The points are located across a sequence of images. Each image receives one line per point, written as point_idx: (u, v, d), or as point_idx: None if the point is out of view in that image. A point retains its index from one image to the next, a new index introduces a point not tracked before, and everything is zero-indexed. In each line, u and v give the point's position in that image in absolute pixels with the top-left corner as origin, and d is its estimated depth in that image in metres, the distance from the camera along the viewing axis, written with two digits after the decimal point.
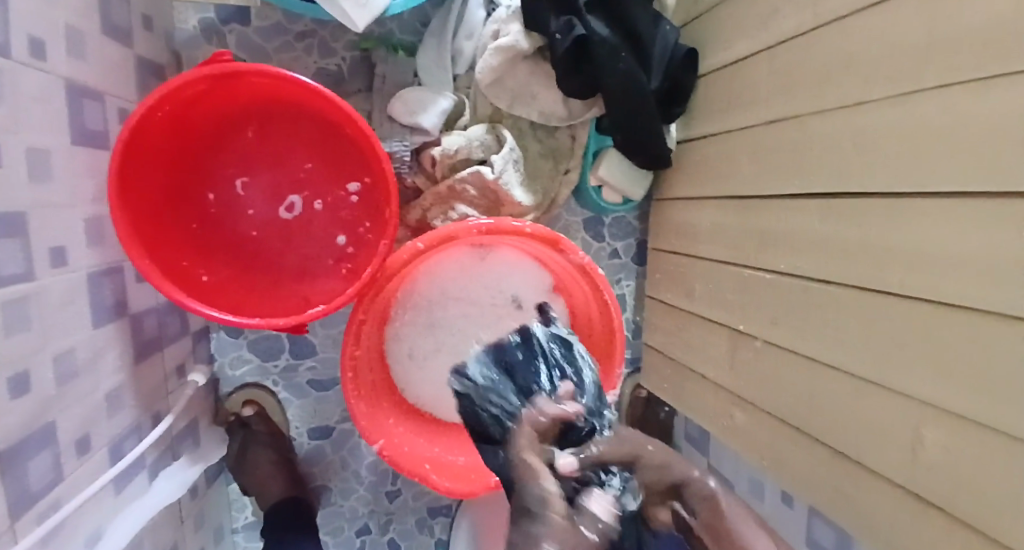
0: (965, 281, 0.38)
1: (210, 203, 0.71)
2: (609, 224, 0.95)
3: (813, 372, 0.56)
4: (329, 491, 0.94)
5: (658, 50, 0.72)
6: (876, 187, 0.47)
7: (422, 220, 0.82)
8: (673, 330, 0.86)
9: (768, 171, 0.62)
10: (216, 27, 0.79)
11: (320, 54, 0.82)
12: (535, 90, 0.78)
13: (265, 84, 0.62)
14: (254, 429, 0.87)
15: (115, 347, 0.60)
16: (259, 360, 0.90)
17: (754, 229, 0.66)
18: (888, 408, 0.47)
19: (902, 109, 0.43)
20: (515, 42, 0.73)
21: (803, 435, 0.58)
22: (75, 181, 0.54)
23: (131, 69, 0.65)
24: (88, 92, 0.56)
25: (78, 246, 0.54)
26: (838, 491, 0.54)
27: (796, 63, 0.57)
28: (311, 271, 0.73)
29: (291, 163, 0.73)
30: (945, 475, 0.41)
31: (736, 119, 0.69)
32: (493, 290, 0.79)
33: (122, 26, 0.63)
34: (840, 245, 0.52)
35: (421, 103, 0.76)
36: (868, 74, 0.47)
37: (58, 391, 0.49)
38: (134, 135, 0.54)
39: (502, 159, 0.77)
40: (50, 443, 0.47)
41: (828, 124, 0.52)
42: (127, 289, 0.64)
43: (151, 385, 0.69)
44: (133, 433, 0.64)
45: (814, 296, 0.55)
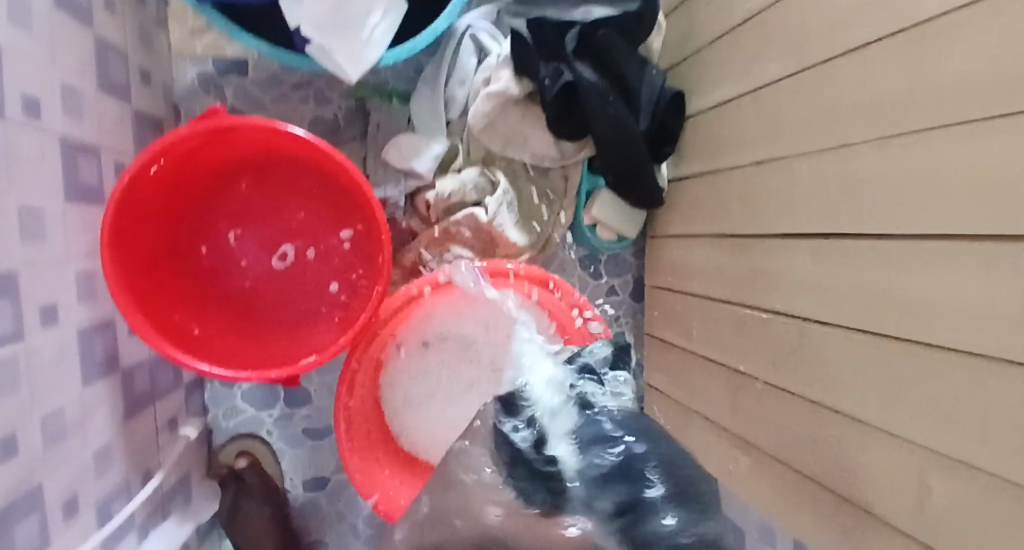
0: (961, 327, 0.37)
1: (203, 256, 0.71)
2: (604, 261, 0.95)
3: (816, 416, 0.55)
4: (325, 543, 0.90)
5: (645, 95, 0.75)
6: (866, 229, 0.46)
7: (418, 262, 0.81)
8: (673, 369, 0.85)
9: (759, 210, 0.63)
10: (215, 80, 0.82)
11: (317, 104, 0.85)
12: (527, 133, 0.79)
13: (259, 137, 0.63)
14: (246, 481, 0.84)
15: (104, 405, 0.59)
16: (254, 410, 0.88)
17: (748, 268, 0.65)
18: (893, 455, 0.45)
19: (884, 153, 0.44)
20: (505, 88, 0.75)
21: (809, 481, 0.56)
22: (67, 237, 0.54)
23: (128, 123, 0.67)
24: (84, 149, 0.57)
25: (68, 302, 0.54)
26: (849, 542, 0.52)
27: (780, 106, 0.58)
28: (304, 320, 0.73)
29: (284, 214, 0.74)
30: (955, 528, 0.39)
31: (725, 158, 0.70)
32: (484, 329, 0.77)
33: (119, 83, 0.65)
34: (835, 287, 0.51)
35: (415, 150, 0.77)
36: (850, 119, 0.48)
37: (46, 453, 0.48)
38: (128, 190, 0.55)
39: (496, 202, 0.78)
40: (37, 508, 0.46)
41: (815, 166, 0.53)
42: (119, 344, 0.64)
43: (141, 440, 0.67)
44: (122, 492, 0.62)
45: (811, 337, 0.55)
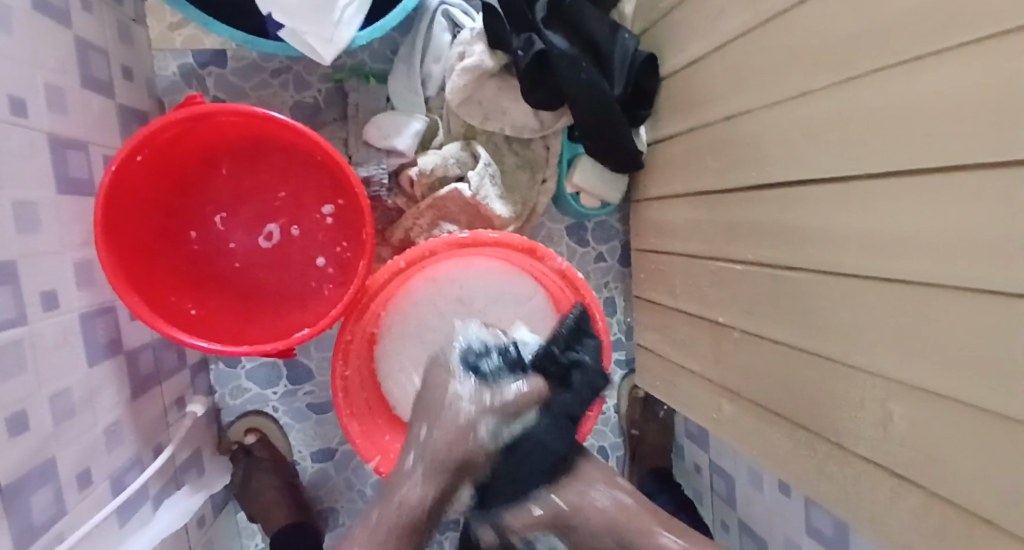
0: (914, 256, 0.40)
1: (193, 241, 0.74)
2: (591, 228, 0.97)
3: (789, 358, 0.57)
4: (337, 512, 0.95)
5: (618, 58, 0.75)
6: (831, 171, 0.48)
7: (406, 238, 0.84)
8: (659, 329, 0.87)
9: (732, 165, 0.64)
10: (195, 71, 0.83)
11: (297, 88, 0.86)
12: (504, 105, 0.80)
13: (237, 120, 0.65)
14: (256, 455, 0.89)
15: (110, 386, 0.62)
16: (259, 388, 0.92)
17: (722, 222, 0.67)
18: (857, 387, 0.48)
19: (844, 96, 0.45)
20: (479, 61, 0.76)
21: (785, 421, 0.59)
22: (62, 229, 0.57)
23: (114, 116, 0.69)
24: (71, 143, 0.59)
25: (69, 291, 0.57)
26: (824, 475, 0.54)
27: (744, 60, 0.59)
28: (294, 295, 0.76)
29: (266, 195, 0.77)
30: (915, 449, 0.42)
31: (697, 116, 0.71)
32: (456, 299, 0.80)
33: (101, 78, 0.66)
34: (801, 232, 0.53)
35: (394, 127, 0.79)
36: (809, 65, 0.49)
37: (56, 429, 0.51)
38: (115, 180, 0.57)
39: (478, 175, 0.80)
40: (52, 479, 0.49)
41: (779, 116, 0.54)
42: (121, 329, 0.67)
43: (149, 420, 0.71)
44: (136, 465, 0.66)
45: (781, 284, 0.57)
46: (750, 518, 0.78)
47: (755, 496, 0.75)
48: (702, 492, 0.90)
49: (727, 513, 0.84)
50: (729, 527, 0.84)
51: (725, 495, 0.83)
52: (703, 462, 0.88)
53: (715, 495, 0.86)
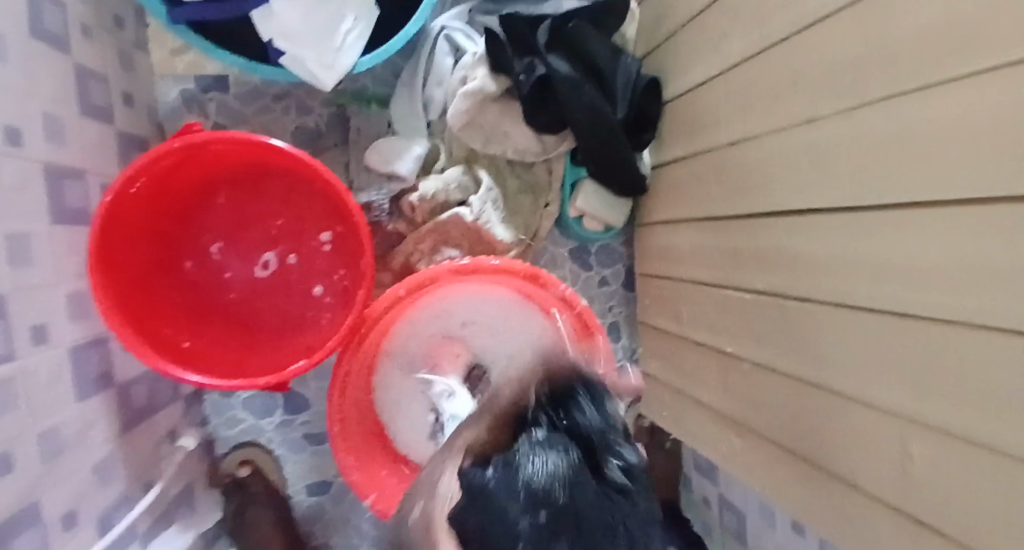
0: (930, 292, 0.38)
1: (189, 270, 0.73)
2: (594, 252, 0.95)
3: (801, 393, 0.55)
4: (332, 547, 0.92)
5: (620, 80, 0.75)
6: (839, 201, 0.46)
7: (406, 265, 0.82)
8: (666, 355, 0.85)
9: (737, 191, 0.63)
10: (197, 97, 0.83)
11: (298, 113, 0.86)
12: (506, 129, 0.80)
13: (236, 148, 0.65)
14: (251, 489, 0.86)
15: (100, 421, 0.61)
16: (254, 418, 0.90)
17: (729, 248, 0.66)
18: (875, 427, 0.46)
19: (852, 122, 0.44)
20: (482, 85, 0.75)
21: (800, 460, 0.57)
22: (55, 260, 0.56)
23: (113, 143, 0.69)
24: (68, 172, 0.58)
25: (60, 323, 0.56)
26: (840, 519, 0.52)
27: (749, 84, 0.58)
28: (291, 324, 0.75)
29: (262, 223, 0.76)
30: (935, 498, 0.40)
31: (701, 140, 0.70)
32: (456, 328, 0.79)
33: (101, 106, 0.66)
34: (811, 262, 0.51)
35: (395, 152, 0.78)
36: (816, 91, 0.48)
37: (43, 469, 0.50)
38: (110, 209, 0.57)
39: (480, 200, 0.79)
40: (37, 521, 0.48)
41: (786, 142, 0.53)
42: (113, 360, 0.65)
43: (140, 454, 0.69)
44: (123, 502, 0.64)
45: (792, 315, 0.55)
46: None
47: (767, 533, 0.72)
48: (712, 526, 0.87)
49: None
50: None
51: (736, 530, 0.80)
52: (712, 495, 0.85)
53: (725, 529, 0.83)
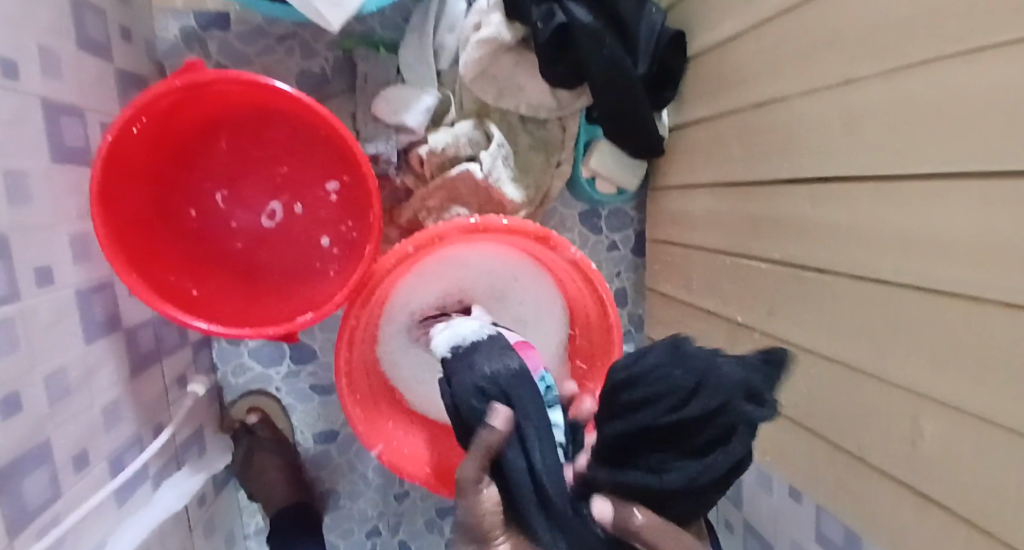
0: (956, 267, 0.36)
1: (192, 218, 0.72)
2: (605, 215, 0.93)
3: (812, 364, 0.54)
4: (337, 493, 0.95)
5: (644, 33, 0.71)
6: (870, 171, 0.44)
7: (414, 220, 0.81)
8: (672, 321, 0.85)
9: (760, 155, 0.60)
10: (197, 34, 0.79)
11: (303, 56, 0.82)
12: (521, 81, 0.76)
13: (240, 90, 0.62)
14: (258, 435, 0.88)
15: (109, 364, 0.61)
16: (261, 367, 0.91)
17: (747, 215, 0.64)
18: (887, 400, 0.45)
19: (891, 85, 0.41)
20: (497, 33, 0.71)
21: (807, 431, 0.57)
22: (56, 202, 0.54)
23: (112, 82, 0.66)
24: (67, 110, 0.56)
25: (64, 265, 0.55)
26: (843, 486, 0.52)
27: (780, 42, 0.55)
28: (298, 276, 0.74)
29: (268, 169, 0.74)
30: (944, 472, 0.40)
31: (723, 101, 0.67)
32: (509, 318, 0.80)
33: (97, 42, 0.63)
34: (833, 233, 0.50)
35: (404, 103, 0.75)
36: (855, 49, 0.44)
37: (51, 410, 0.50)
38: (111, 151, 0.54)
39: (490, 156, 0.76)
40: (47, 460, 0.48)
41: (818, 105, 0.50)
42: (120, 305, 0.65)
43: (149, 397, 0.70)
44: (135, 444, 0.65)
45: (809, 286, 0.54)
46: (756, 520, 0.76)
47: (762, 497, 0.74)
48: None
49: (732, 512, 0.82)
50: (733, 526, 0.83)
51: (732, 493, 0.82)
52: None
53: None
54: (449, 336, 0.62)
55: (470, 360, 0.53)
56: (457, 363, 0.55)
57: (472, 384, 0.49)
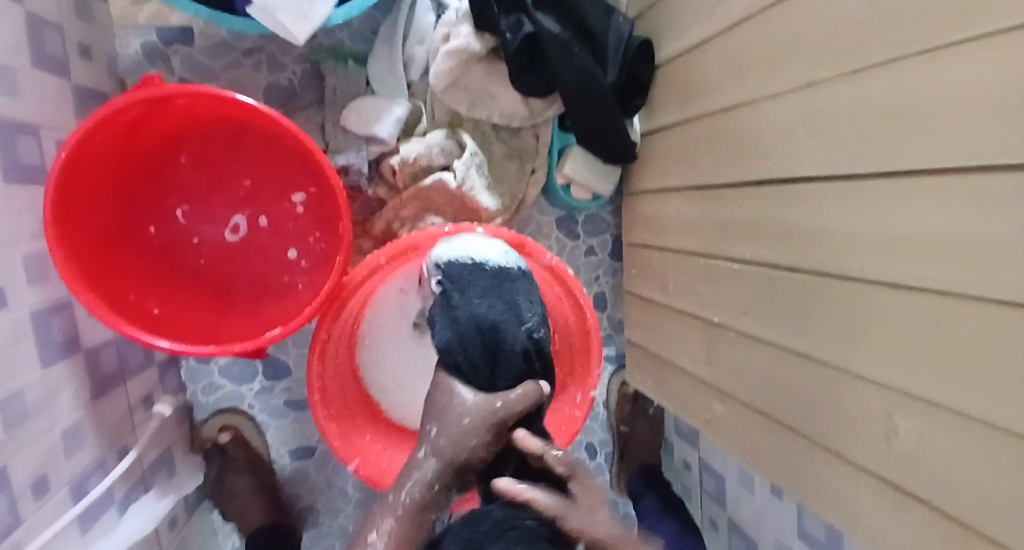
0: (923, 261, 0.37)
1: (152, 235, 0.69)
2: (581, 221, 0.94)
3: (788, 362, 0.55)
4: (317, 512, 0.92)
5: (612, 42, 0.72)
6: (835, 170, 0.45)
7: (388, 231, 0.80)
8: (651, 325, 0.85)
9: (728, 159, 0.61)
10: (160, 50, 0.78)
11: (270, 69, 0.81)
12: (492, 91, 0.76)
13: (202, 102, 0.61)
14: (231, 455, 0.86)
15: (68, 386, 0.58)
16: (233, 385, 0.89)
17: (718, 218, 0.65)
18: (861, 396, 0.46)
19: (853, 87, 0.42)
20: (467, 44, 0.71)
21: (783, 426, 0.57)
22: (10, 221, 0.52)
23: (70, 98, 0.64)
24: (21, 126, 0.54)
25: (18, 285, 0.52)
26: (820, 481, 0.53)
27: (744, 47, 0.56)
28: (269, 291, 0.72)
29: (232, 182, 0.73)
30: (918, 462, 0.40)
31: (692, 108, 0.68)
32: None
33: (56, 58, 0.61)
34: (802, 232, 0.51)
35: (375, 113, 0.74)
36: (816, 53, 0.46)
37: (8, 436, 0.47)
38: (66, 166, 0.53)
39: (464, 165, 0.76)
40: (5, 489, 0.46)
41: (781, 108, 0.51)
42: (79, 326, 0.63)
43: (113, 420, 0.67)
44: (98, 469, 0.62)
45: (780, 286, 0.55)
46: (740, 519, 0.76)
47: (745, 496, 0.74)
48: (691, 489, 0.89)
49: (716, 512, 0.83)
50: (718, 525, 0.83)
51: (715, 493, 0.82)
52: (693, 461, 0.87)
53: (704, 491, 0.85)
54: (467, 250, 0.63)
55: (509, 299, 0.62)
56: (492, 292, 0.61)
57: (523, 333, 0.60)
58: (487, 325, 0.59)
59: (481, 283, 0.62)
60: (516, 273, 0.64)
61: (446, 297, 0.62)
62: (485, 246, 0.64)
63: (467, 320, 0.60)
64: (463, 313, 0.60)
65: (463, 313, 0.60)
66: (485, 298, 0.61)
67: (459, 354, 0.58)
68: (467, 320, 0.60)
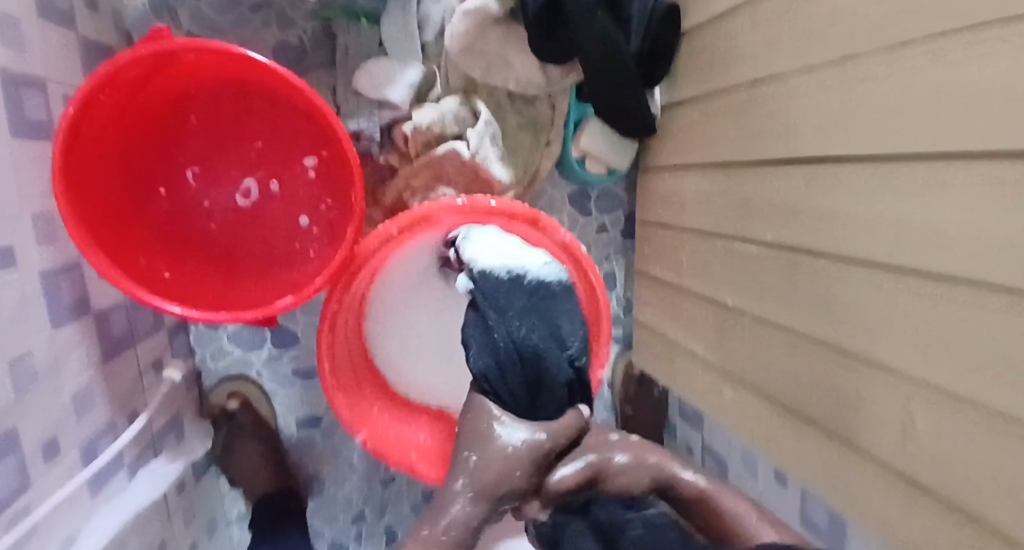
0: (952, 252, 0.35)
1: (163, 199, 0.68)
2: (595, 197, 0.91)
3: (802, 349, 0.54)
4: (321, 478, 0.93)
5: (637, 7, 0.68)
6: (868, 150, 0.43)
7: (398, 200, 0.78)
8: (662, 306, 0.84)
9: (754, 137, 0.59)
10: (166, 2, 0.75)
11: (280, 27, 0.78)
12: (509, 57, 0.73)
13: (212, 61, 0.59)
14: (239, 420, 0.87)
15: (78, 349, 0.58)
16: (241, 350, 0.89)
17: (740, 198, 0.63)
18: (877, 387, 0.45)
19: (891, 61, 0.39)
20: (483, 5, 0.68)
21: (792, 413, 0.57)
22: (19, 179, 0.51)
23: (77, 52, 0.62)
24: (28, 81, 0.52)
25: (28, 245, 0.52)
26: (828, 468, 0.53)
27: (778, 17, 0.53)
28: (279, 259, 0.72)
29: (243, 146, 0.71)
30: (932, 456, 0.40)
31: (718, 82, 0.65)
32: None
33: (62, 9, 0.59)
34: (827, 216, 0.49)
35: (387, 76, 0.72)
36: (855, 24, 0.43)
37: (18, 398, 0.47)
38: (74, 124, 0.51)
39: (478, 134, 0.73)
40: (16, 450, 0.46)
41: (815, 84, 0.49)
42: (89, 288, 0.62)
43: (123, 384, 0.67)
44: (108, 432, 0.63)
45: (801, 271, 0.53)
46: None
47: (748, 481, 0.74)
48: None
49: None
50: None
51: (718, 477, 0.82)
52: (696, 443, 0.87)
53: None
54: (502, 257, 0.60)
55: (553, 323, 0.56)
56: (530, 315, 0.56)
57: (566, 362, 0.55)
58: (529, 352, 0.54)
59: (519, 303, 0.57)
60: (558, 287, 0.59)
61: (480, 316, 0.58)
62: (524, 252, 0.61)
63: (505, 346, 0.54)
64: (504, 339, 0.54)
65: (502, 339, 0.55)
66: (530, 322, 0.55)
67: (501, 379, 0.53)
68: (506, 344, 0.54)
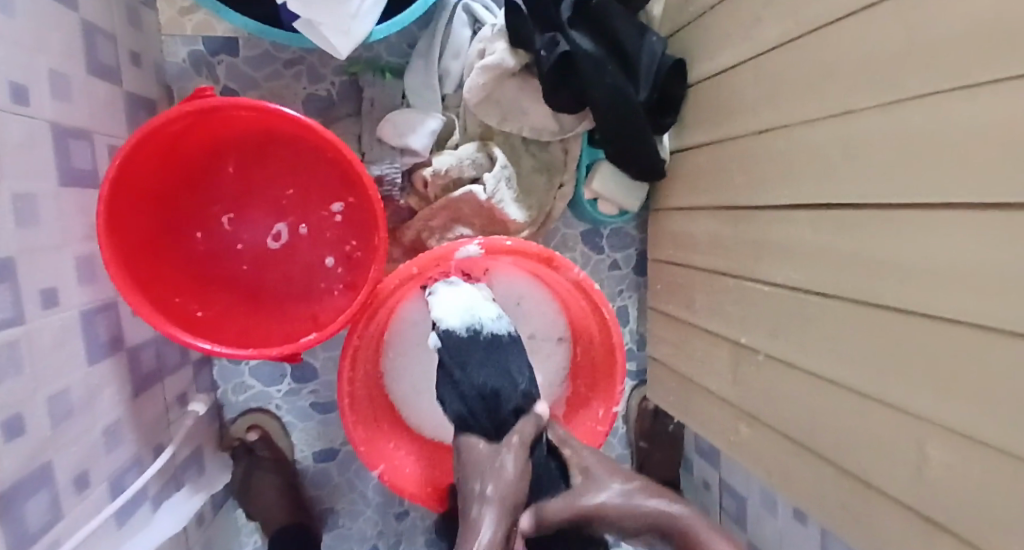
0: (956, 294, 0.37)
1: (199, 241, 0.72)
2: (606, 234, 0.94)
3: (816, 386, 0.55)
4: (337, 513, 0.94)
5: (644, 61, 0.72)
6: (872, 197, 0.45)
7: (417, 240, 0.82)
8: (674, 341, 0.85)
9: (760, 180, 0.61)
10: (206, 59, 0.80)
11: (310, 80, 0.83)
12: (524, 105, 0.78)
13: (248, 114, 0.63)
14: (257, 454, 0.88)
15: (110, 384, 0.61)
16: (262, 385, 0.91)
17: (749, 239, 0.65)
18: (890, 424, 0.46)
19: (889, 116, 0.42)
20: (500, 60, 0.73)
21: (808, 450, 0.57)
22: (63, 222, 0.54)
23: (121, 105, 0.67)
24: (75, 132, 0.57)
25: (69, 285, 0.55)
26: (844, 504, 0.53)
27: (780, 71, 0.56)
28: (305, 297, 0.74)
29: (275, 191, 0.75)
30: (948, 492, 0.40)
31: (724, 129, 0.69)
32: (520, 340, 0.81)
33: (108, 66, 0.64)
34: (833, 257, 0.51)
35: (410, 125, 0.76)
36: (853, 81, 0.46)
37: (53, 433, 0.49)
38: (119, 173, 0.55)
39: (494, 178, 0.77)
40: (48, 484, 0.48)
41: (816, 133, 0.52)
42: (123, 325, 0.65)
43: (150, 418, 0.69)
44: (135, 465, 0.65)
45: (811, 309, 0.55)
46: (760, 540, 0.76)
47: (767, 518, 0.74)
48: (710, 508, 0.89)
49: (734, 533, 0.82)
50: None
51: (735, 514, 0.82)
52: (712, 480, 0.87)
53: (724, 512, 0.85)
54: (463, 311, 0.67)
55: (508, 370, 0.65)
56: (485, 364, 0.65)
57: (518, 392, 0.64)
58: (489, 393, 0.63)
59: (477, 355, 0.65)
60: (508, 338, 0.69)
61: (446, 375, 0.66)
62: (479, 305, 0.69)
63: (469, 393, 0.63)
64: (468, 388, 0.63)
65: (468, 389, 0.63)
66: (486, 369, 0.64)
67: (471, 420, 0.62)
68: (471, 393, 0.63)
